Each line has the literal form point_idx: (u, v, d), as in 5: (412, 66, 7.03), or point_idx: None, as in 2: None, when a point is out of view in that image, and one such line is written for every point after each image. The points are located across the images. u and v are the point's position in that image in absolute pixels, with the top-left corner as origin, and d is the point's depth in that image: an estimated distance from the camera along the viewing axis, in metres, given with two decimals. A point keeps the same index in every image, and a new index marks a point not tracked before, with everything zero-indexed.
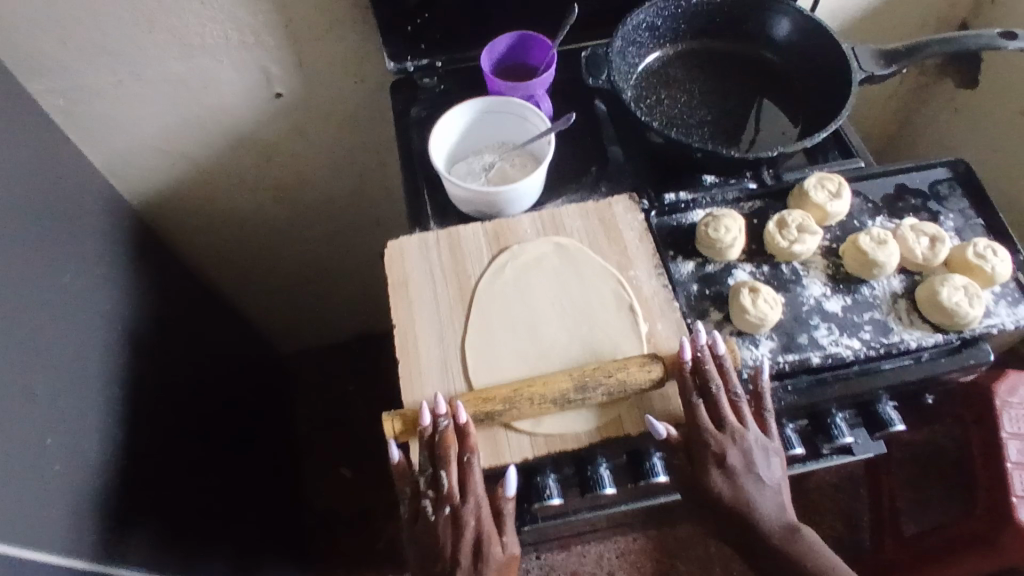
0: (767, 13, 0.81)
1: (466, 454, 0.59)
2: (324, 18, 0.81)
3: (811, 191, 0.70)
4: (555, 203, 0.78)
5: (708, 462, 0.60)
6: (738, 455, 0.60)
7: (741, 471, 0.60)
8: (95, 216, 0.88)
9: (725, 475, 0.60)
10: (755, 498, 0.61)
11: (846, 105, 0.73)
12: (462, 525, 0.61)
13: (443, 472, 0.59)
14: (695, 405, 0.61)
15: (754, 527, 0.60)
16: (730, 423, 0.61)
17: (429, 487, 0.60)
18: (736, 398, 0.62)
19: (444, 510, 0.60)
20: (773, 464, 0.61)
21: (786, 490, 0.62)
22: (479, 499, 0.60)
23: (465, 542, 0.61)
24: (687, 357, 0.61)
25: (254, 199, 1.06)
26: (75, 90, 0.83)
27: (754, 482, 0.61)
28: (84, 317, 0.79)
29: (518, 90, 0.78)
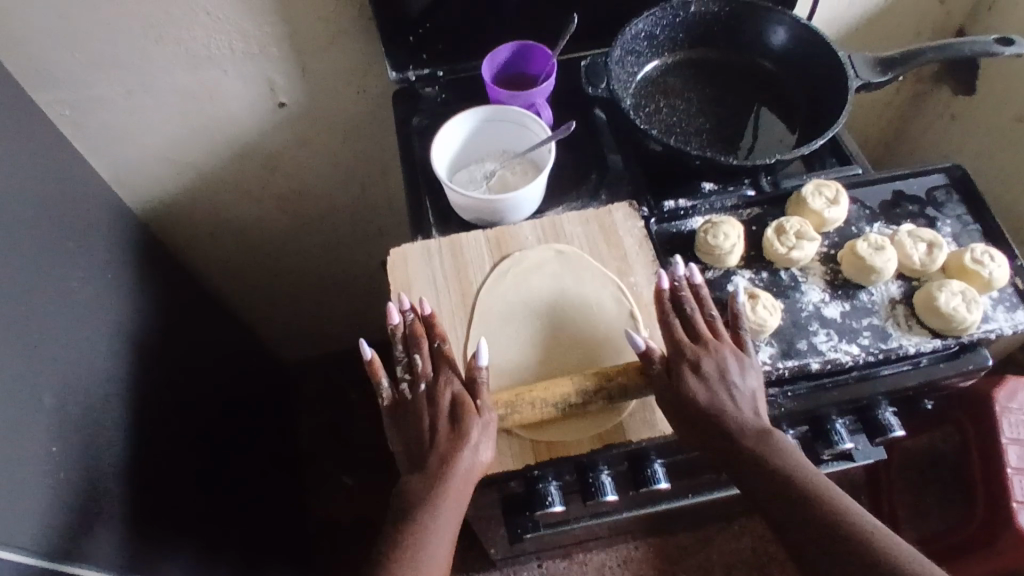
0: (764, 22, 0.82)
1: (435, 338, 0.63)
2: (328, 29, 0.83)
3: (809, 198, 0.71)
4: (555, 211, 0.79)
5: (684, 369, 0.59)
6: (709, 362, 0.59)
7: (716, 377, 0.59)
8: (100, 224, 0.89)
9: (700, 381, 0.59)
10: (726, 402, 0.58)
11: (843, 113, 0.74)
12: (437, 401, 0.59)
13: (417, 355, 0.62)
14: (672, 321, 0.63)
15: (724, 427, 0.57)
16: (704, 334, 0.61)
17: (405, 372, 0.62)
18: (713, 320, 0.63)
19: (420, 390, 0.61)
20: (746, 367, 0.60)
21: (762, 401, 0.59)
22: (453, 385, 0.60)
23: (441, 415, 0.59)
24: (664, 285, 0.64)
25: (258, 208, 1.07)
26: (84, 101, 0.84)
27: (724, 386, 0.59)
28: (89, 325, 0.80)
29: (518, 98, 0.78)
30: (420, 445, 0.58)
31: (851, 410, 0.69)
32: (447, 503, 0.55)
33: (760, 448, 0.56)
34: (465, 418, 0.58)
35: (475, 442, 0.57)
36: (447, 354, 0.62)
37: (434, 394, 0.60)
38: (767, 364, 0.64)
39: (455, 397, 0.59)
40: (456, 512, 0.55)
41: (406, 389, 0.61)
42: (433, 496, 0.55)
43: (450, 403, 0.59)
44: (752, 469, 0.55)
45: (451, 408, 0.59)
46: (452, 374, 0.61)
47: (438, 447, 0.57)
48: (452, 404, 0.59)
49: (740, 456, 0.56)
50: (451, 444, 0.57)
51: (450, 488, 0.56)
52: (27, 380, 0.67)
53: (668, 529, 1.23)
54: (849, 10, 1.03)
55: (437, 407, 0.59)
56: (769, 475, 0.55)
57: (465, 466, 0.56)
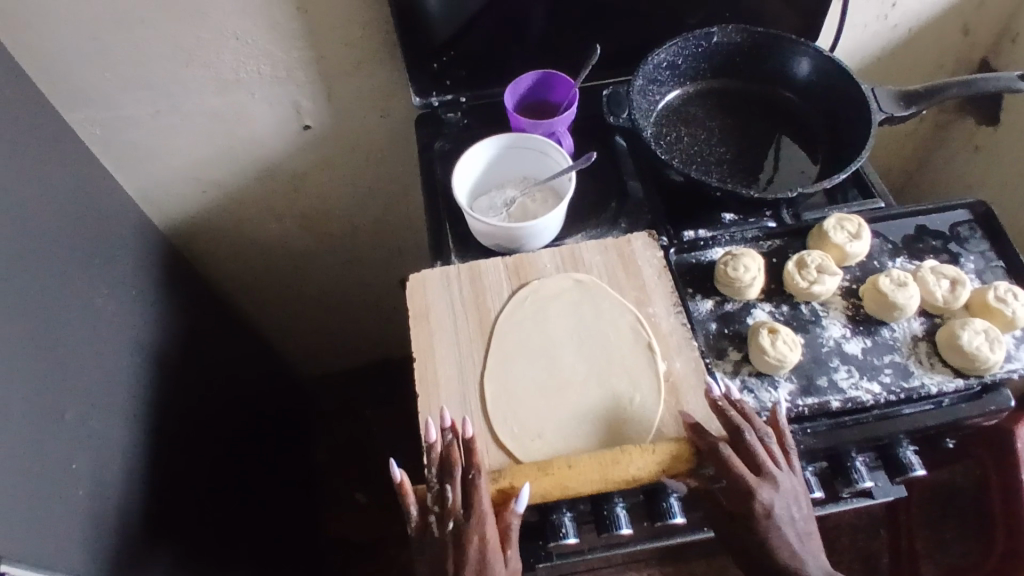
0: (787, 55, 0.82)
1: (474, 472, 0.58)
2: (354, 55, 0.84)
3: (831, 232, 0.70)
4: (575, 238, 0.79)
5: (754, 514, 0.58)
6: (781, 505, 0.58)
7: (784, 519, 0.58)
8: (126, 243, 0.90)
9: (772, 526, 0.58)
10: (794, 545, 0.58)
11: (867, 145, 0.73)
12: (466, 544, 0.56)
13: (449, 485, 0.58)
14: (728, 455, 0.58)
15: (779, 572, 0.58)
16: (761, 468, 0.58)
17: (434, 503, 0.58)
18: (768, 444, 0.60)
19: (449, 528, 0.57)
20: (797, 507, 0.59)
21: (815, 533, 0.60)
22: (484, 523, 0.57)
23: (469, 563, 0.56)
24: (692, 420, 0.60)
25: (282, 226, 1.08)
26: (114, 120, 0.86)
27: (789, 528, 0.58)
28: (111, 340, 0.81)
29: (540, 126, 0.79)
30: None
31: (872, 448, 0.68)
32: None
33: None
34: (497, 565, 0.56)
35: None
36: (481, 487, 0.57)
37: (462, 540, 0.56)
38: (786, 400, 0.64)
39: (486, 546, 0.56)
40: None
41: (434, 525, 0.58)
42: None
43: (479, 550, 0.56)
44: None
45: (482, 554, 0.56)
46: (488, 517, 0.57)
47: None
48: (484, 552, 0.56)
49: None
50: None
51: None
52: (49, 394, 0.68)
53: (682, 560, 1.21)
54: (872, 40, 1.03)
55: (467, 554, 0.56)
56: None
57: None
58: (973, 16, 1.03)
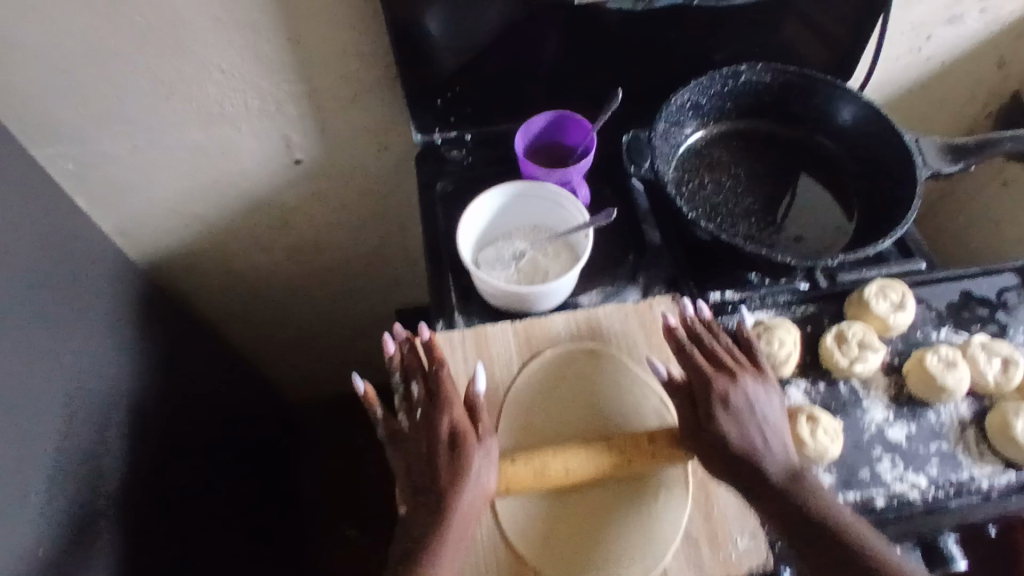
0: (823, 98, 0.76)
1: (436, 365, 0.59)
2: (351, 87, 0.77)
3: (873, 301, 0.64)
4: (590, 296, 0.72)
5: (712, 400, 0.57)
6: (739, 395, 0.57)
7: (744, 408, 0.57)
8: (105, 286, 0.82)
9: (731, 414, 0.56)
10: (756, 436, 0.56)
11: (912, 207, 0.67)
12: (433, 427, 0.57)
13: (415, 382, 0.60)
14: (685, 351, 0.60)
15: (756, 467, 0.55)
16: (720, 361, 0.59)
17: (401, 401, 0.60)
18: (726, 345, 0.61)
19: (417, 416, 0.58)
20: (772, 401, 0.58)
21: (789, 434, 0.58)
22: (451, 407, 0.58)
23: (440, 444, 0.56)
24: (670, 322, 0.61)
25: (271, 259, 1.01)
26: (89, 155, 0.78)
27: (753, 419, 0.57)
28: (89, 394, 0.74)
29: (553, 175, 0.72)
30: (422, 474, 0.56)
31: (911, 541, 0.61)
32: (454, 533, 0.54)
33: (796, 485, 0.55)
34: (466, 445, 0.56)
35: (478, 470, 0.56)
36: (445, 380, 0.59)
37: (429, 424, 0.57)
38: None
39: (456, 426, 0.57)
40: (463, 538, 0.54)
41: (404, 419, 0.59)
42: (440, 524, 0.54)
43: (448, 432, 0.57)
44: (783, 502, 0.54)
45: (450, 435, 0.56)
46: (450, 402, 0.58)
47: (441, 473, 0.55)
48: (451, 432, 0.56)
49: (770, 499, 0.55)
50: (450, 478, 0.55)
51: (455, 513, 0.54)
52: (14, 471, 0.61)
53: None
54: (904, 71, 0.96)
55: (435, 438, 0.57)
56: (796, 518, 0.53)
57: (471, 495, 0.55)
58: (1008, 49, 0.97)
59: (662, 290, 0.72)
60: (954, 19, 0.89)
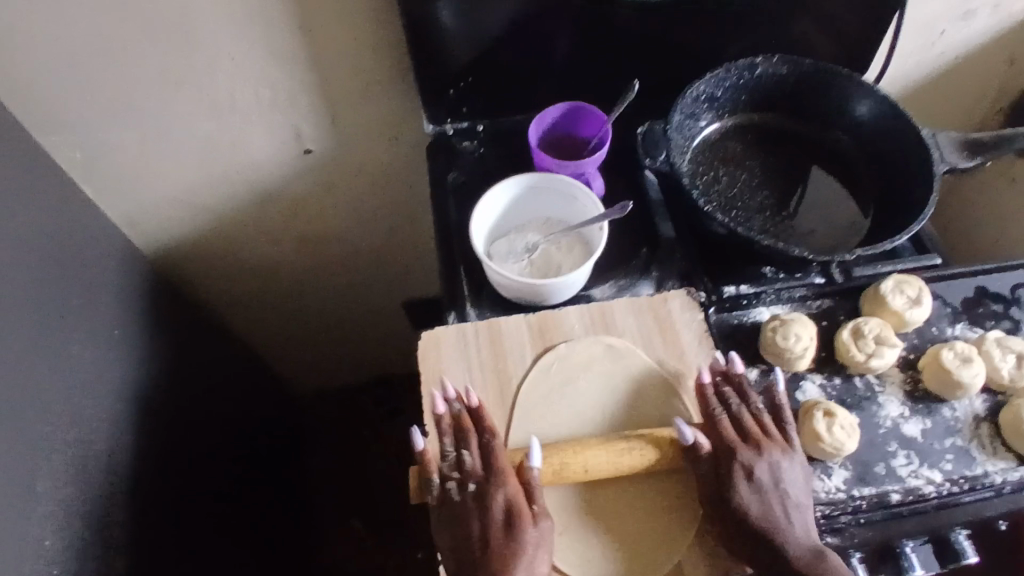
0: (839, 92, 0.76)
1: (490, 438, 0.59)
2: (362, 78, 0.76)
3: (890, 296, 0.64)
4: (604, 289, 0.72)
5: (737, 474, 0.56)
6: (764, 470, 0.56)
7: (770, 485, 0.56)
8: (113, 278, 0.82)
9: (754, 489, 0.56)
10: (780, 515, 0.55)
11: (930, 201, 0.67)
12: (487, 503, 0.56)
13: (465, 450, 0.59)
14: (718, 419, 0.59)
15: (779, 545, 0.54)
16: (752, 433, 0.58)
17: (451, 470, 0.59)
18: (758, 412, 0.60)
19: (468, 489, 0.57)
20: (802, 478, 0.57)
21: (812, 512, 0.56)
22: (501, 482, 0.57)
23: (495, 524, 0.56)
24: (704, 381, 0.61)
25: (278, 251, 1.00)
26: (97, 145, 0.77)
27: (778, 496, 0.56)
28: (97, 386, 0.74)
29: (567, 166, 0.71)
30: (474, 552, 0.55)
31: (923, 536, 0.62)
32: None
33: (815, 565, 0.53)
34: (524, 524, 0.55)
35: (529, 554, 0.54)
36: (496, 452, 0.58)
37: (483, 499, 0.57)
38: (841, 492, 0.58)
39: (508, 503, 0.56)
40: None
41: (454, 490, 0.58)
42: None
43: (504, 508, 0.56)
44: None
45: (506, 512, 0.56)
46: (508, 475, 0.57)
47: (496, 555, 0.54)
48: (507, 508, 0.56)
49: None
50: (505, 558, 0.54)
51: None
52: (23, 464, 0.61)
53: None
54: (915, 67, 0.96)
55: (490, 515, 0.56)
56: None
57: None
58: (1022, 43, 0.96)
59: (675, 284, 0.72)
60: (971, 12, 0.88)
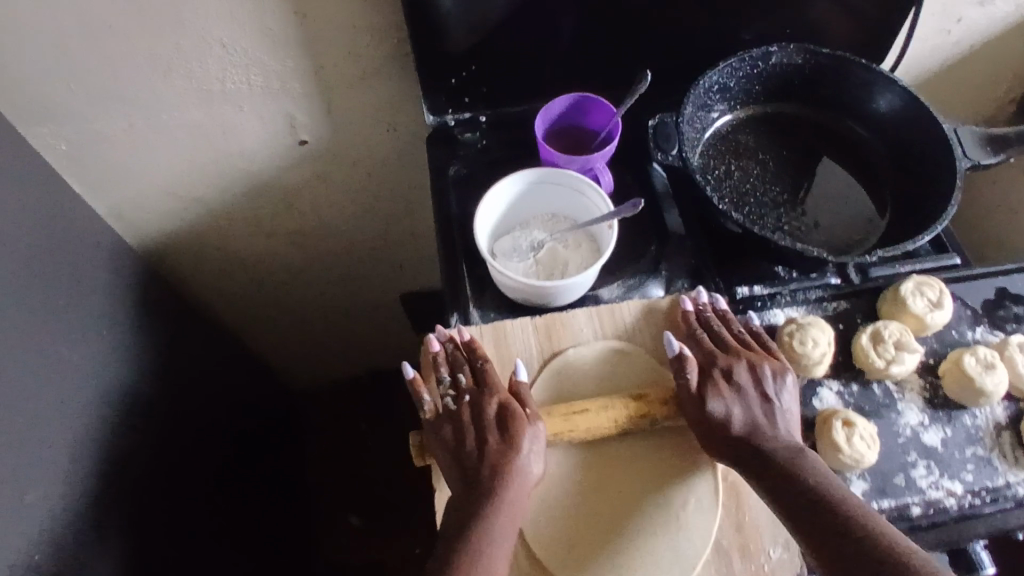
0: (857, 82, 0.73)
1: (480, 358, 0.61)
2: (360, 65, 0.73)
3: (910, 299, 0.62)
4: (612, 289, 0.69)
5: (717, 380, 0.58)
6: (744, 376, 0.59)
7: (750, 389, 0.58)
8: (102, 274, 0.78)
9: (735, 396, 0.58)
10: (760, 418, 0.57)
11: (952, 200, 0.64)
12: (483, 409, 0.59)
13: (460, 372, 0.61)
14: (700, 337, 0.62)
15: (759, 446, 0.56)
16: (733, 346, 0.60)
17: (447, 389, 0.61)
18: (740, 333, 0.62)
19: (464, 401, 0.59)
20: (784, 384, 0.58)
21: (795, 417, 0.58)
22: (497, 389, 0.59)
23: (491, 428, 0.58)
24: (689, 309, 0.63)
25: (273, 243, 0.97)
26: (83, 136, 0.74)
27: (759, 400, 0.58)
28: (86, 389, 0.71)
29: (575, 162, 0.68)
30: (471, 458, 0.57)
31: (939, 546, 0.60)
32: (504, 513, 0.55)
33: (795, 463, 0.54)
34: (516, 425, 0.57)
35: (527, 452, 0.57)
36: (490, 370, 0.61)
37: (479, 408, 0.59)
38: None
39: (503, 408, 0.58)
40: (512, 521, 0.55)
41: (448, 407, 0.60)
42: (489, 506, 0.55)
43: (498, 415, 0.58)
44: (789, 482, 0.54)
45: (499, 418, 0.58)
46: (498, 386, 0.60)
47: (493, 454, 0.56)
48: (500, 414, 0.58)
49: (765, 476, 0.55)
50: (502, 455, 0.56)
51: (506, 496, 0.55)
52: (9, 476, 0.59)
53: None
54: (928, 54, 0.92)
55: (484, 422, 0.58)
56: (799, 492, 0.53)
57: (521, 476, 0.56)
58: None
59: (686, 283, 0.69)
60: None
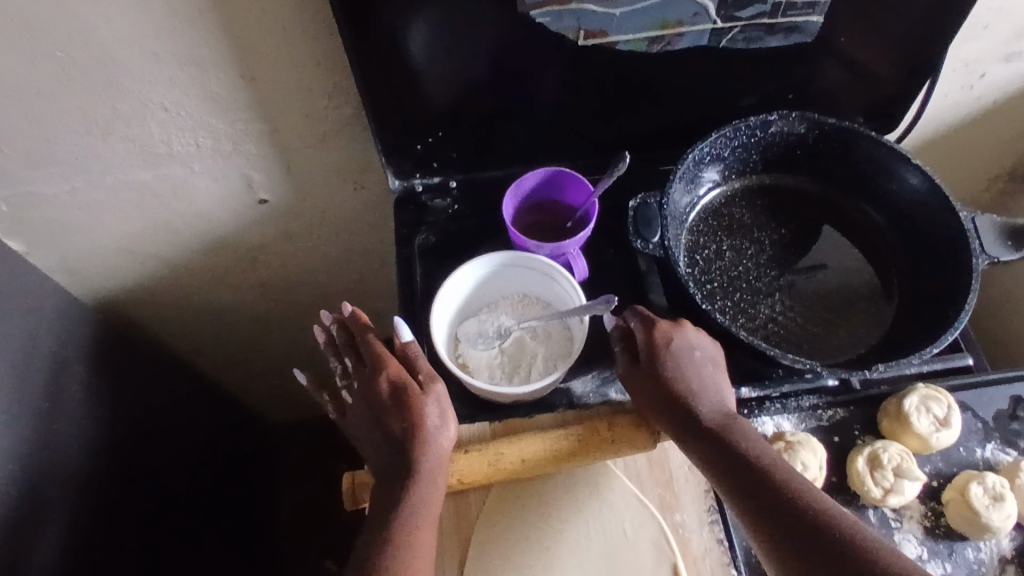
0: (866, 157, 0.66)
1: (363, 332, 0.59)
2: (319, 126, 0.67)
3: (914, 416, 0.55)
4: (584, 382, 0.63)
5: (654, 343, 0.56)
6: (682, 340, 0.56)
7: (684, 353, 0.56)
8: (46, 338, 0.73)
9: (672, 361, 0.55)
10: (693, 384, 0.55)
11: (967, 305, 0.57)
12: (373, 388, 0.57)
13: (347, 358, 0.60)
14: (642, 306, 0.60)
15: (692, 413, 0.54)
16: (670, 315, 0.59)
17: (341, 380, 0.61)
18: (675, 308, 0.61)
19: (356, 386, 0.59)
20: (703, 345, 0.56)
21: (723, 378, 0.56)
22: (379, 359, 0.58)
23: (387, 403, 0.56)
24: None
25: (239, 294, 0.92)
26: (21, 196, 0.69)
27: (691, 364, 0.55)
28: (22, 474, 0.65)
29: (545, 247, 0.62)
30: (381, 439, 0.57)
31: None
32: (423, 487, 0.54)
33: (724, 431, 0.53)
34: (412, 397, 0.55)
35: (430, 413, 0.55)
36: (372, 344, 0.59)
37: (370, 387, 0.58)
38: None
39: (394, 382, 0.57)
40: (430, 487, 0.54)
41: (346, 397, 0.60)
42: (407, 486, 0.54)
43: (390, 389, 0.57)
44: (716, 448, 0.53)
45: (392, 392, 0.56)
46: (383, 360, 0.58)
47: (396, 431, 0.55)
48: (392, 389, 0.56)
49: (699, 442, 0.54)
50: (405, 428, 0.55)
51: (420, 468, 0.54)
52: None
53: None
54: (947, 111, 0.84)
55: (378, 400, 0.57)
56: (727, 455, 0.52)
57: (433, 442, 0.55)
58: None
59: None
60: (1013, 57, 0.77)
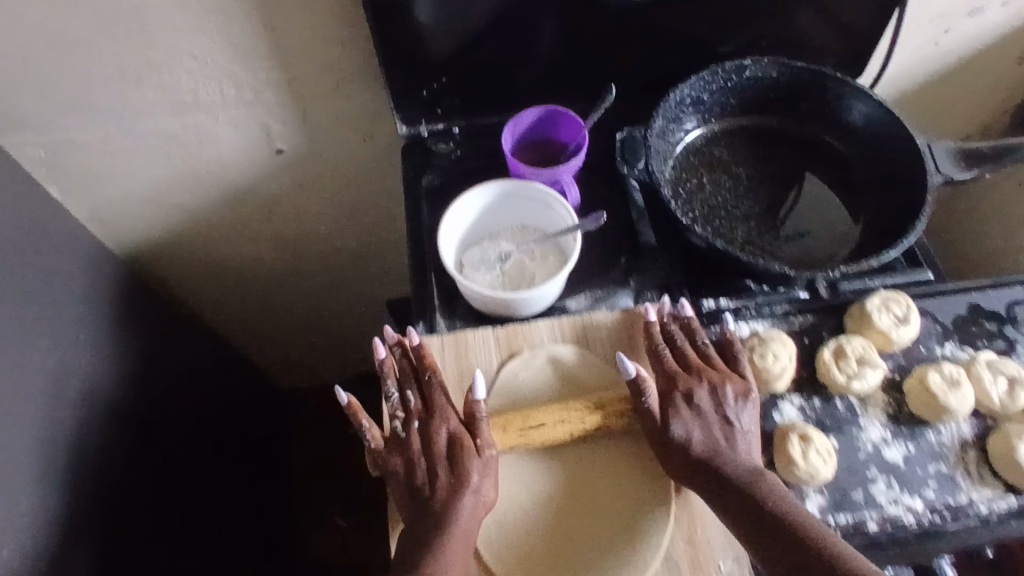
0: (834, 96, 0.72)
1: (431, 372, 0.60)
2: (334, 76, 0.74)
3: (876, 314, 0.61)
4: (579, 301, 0.70)
5: (676, 398, 0.58)
6: (706, 398, 0.58)
7: (711, 415, 0.58)
8: (81, 279, 0.79)
9: (695, 420, 0.57)
10: (721, 442, 0.56)
11: (922, 217, 0.63)
12: (432, 438, 0.58)
13: (409, 391, 0.61)
14: (662, 353, 0.61)
15: (718, 469, 0.55)
16: (700, 364, 0.60)
17: (395, 409, 0.60)
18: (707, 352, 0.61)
19: (414, 426, 0.60)
20: (744, 406, 0.58)
21: (755, 439, 0.58)
22: (444, 410, 0.59)
23: (440, 458, 0.58)
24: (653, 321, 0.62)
25: (255, 248, 0.98)
26: (60, 143, 0.75)
27: (722, 426, 0.57)
28: (64, 393, 0.71)
29: (541, 174, 0.70)
30: (421, 491, 0.57)
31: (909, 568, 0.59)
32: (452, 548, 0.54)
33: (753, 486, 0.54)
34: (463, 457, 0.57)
35: (476, 482, 0.57)
36: (439, 386, 0.60)
37: (427, 435, 0.59)
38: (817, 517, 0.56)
39: (452, 437, 0.58)
40: (462, 549, 0.55)
41: (398, 428, 0.60)
42: (437, 544, 0.54)
43: (446, 443, 0.58)
44: (744, 503, 0.53)
45: (449, 447, 0.58)
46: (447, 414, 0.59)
47: (442, 487, 0.56)
48: (449, 443, 0.58)
49: (725, 498, 0.54)
50: (451, 488, 0.56)
51: (456, 526, 0.55)
52: None
53: None
54: (916, 66, 0.91)
55: (432, 451, 0.58)
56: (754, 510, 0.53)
57: (471, 505, 0.56)
58: None
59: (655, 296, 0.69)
60: (975, 11, 0.84)
